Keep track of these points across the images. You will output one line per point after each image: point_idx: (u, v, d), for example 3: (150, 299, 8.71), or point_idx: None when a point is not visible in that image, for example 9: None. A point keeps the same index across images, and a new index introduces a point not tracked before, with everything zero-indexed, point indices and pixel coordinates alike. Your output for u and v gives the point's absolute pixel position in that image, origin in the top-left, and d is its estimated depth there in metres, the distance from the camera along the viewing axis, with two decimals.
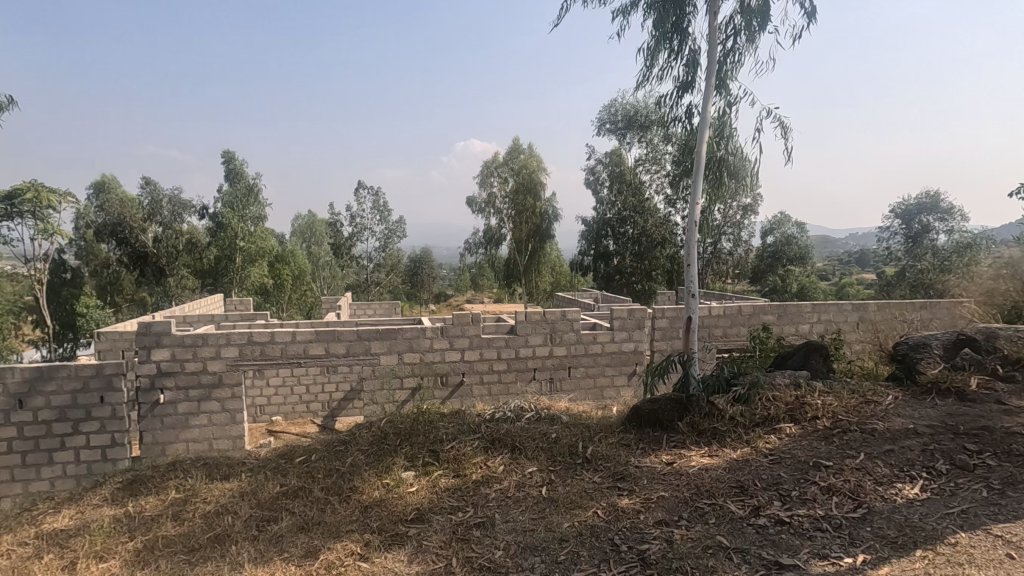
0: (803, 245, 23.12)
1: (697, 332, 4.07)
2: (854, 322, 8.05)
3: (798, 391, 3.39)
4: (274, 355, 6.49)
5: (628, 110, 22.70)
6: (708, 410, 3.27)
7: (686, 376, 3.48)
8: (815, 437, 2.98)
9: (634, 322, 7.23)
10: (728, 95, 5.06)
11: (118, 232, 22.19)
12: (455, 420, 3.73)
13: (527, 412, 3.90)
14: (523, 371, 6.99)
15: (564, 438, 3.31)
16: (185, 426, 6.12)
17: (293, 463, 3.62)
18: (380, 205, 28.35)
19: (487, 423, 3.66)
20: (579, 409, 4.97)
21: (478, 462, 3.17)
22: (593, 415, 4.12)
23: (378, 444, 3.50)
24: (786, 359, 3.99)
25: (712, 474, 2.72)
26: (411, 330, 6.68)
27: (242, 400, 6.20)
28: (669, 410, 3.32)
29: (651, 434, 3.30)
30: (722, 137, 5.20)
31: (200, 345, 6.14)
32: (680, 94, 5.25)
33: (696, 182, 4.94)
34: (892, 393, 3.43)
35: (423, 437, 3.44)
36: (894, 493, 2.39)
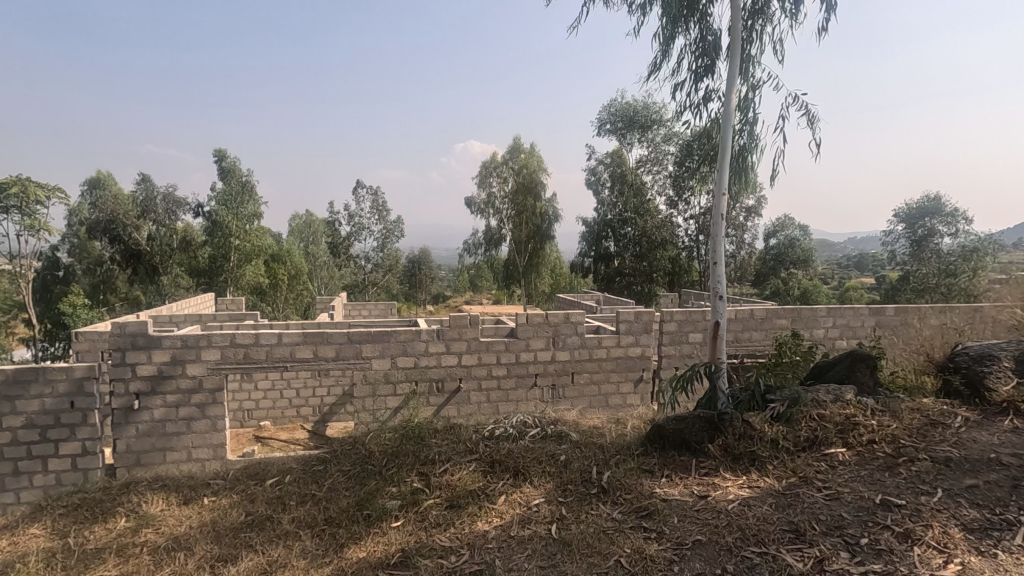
0: (807, 247, 22.57)
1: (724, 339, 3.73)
2: (871, 327, 7.69)
3: (846, 408, 3.10)
4: (258, 359, 6.00)
5: (629, 111, 22.38)
6: (743, 431, 2.98)
7: (714, 392, 3.42)
8: (875, 472, 2.62)
9: (641, 326, 6.84)
10: (750, 80, 4.58)
11: (110, 229, 21.75)
12: (450, 439, 3.37)
13: (529, 429, 3.53)
14: (524, 377, 6.60)
15: (575, 462, 2.97)
16: (161, 435, 5.72)
17: (267, 487, 3.26)
18: (379, 204, 28.04)
19: (487, 441, 3.31)
20: (587, 421, 4.57)
21: (477, 487, 2.79)
22: (604, 432, 3.73)
23: (363, 466, 3.16)
24: (828, 369, 3.73)
25: (757, 515, 2.36)
26: (406, 333, 6.26)
27: (224, 407, 5.82)
28: (697, 429, 3.06)
29: (678, 458, 3.00)
30: (744, 126, 4.70)
31: (182, 348, 5.75)
32: (696, 81, 4.75)
33: (720, 175, 4.40)
34: (960, 414, 3.10)
35: (412, 457, 3.08)
36: (990, 546, 2.02)
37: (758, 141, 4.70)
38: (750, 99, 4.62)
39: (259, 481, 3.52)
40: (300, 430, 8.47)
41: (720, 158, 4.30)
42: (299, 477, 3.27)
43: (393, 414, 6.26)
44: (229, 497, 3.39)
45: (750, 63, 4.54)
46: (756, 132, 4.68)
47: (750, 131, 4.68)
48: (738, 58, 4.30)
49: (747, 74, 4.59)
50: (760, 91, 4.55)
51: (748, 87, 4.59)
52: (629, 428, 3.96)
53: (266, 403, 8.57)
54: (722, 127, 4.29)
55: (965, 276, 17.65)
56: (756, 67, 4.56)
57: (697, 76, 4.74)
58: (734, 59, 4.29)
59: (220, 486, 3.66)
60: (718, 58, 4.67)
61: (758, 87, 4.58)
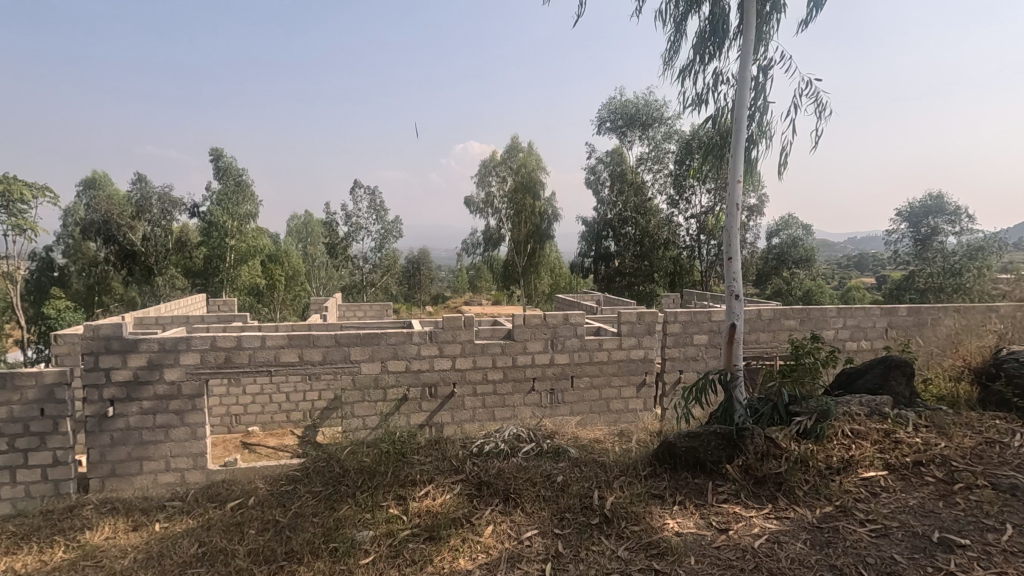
0: (809, 247, 22.20)
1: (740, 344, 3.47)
2: (883, 327, 7.39)
3: (885, 426, 2.91)
4: (240, 363, 5.67)
5: (629, 108, 22.10)
6: (764, 450, 2.72)
7: (730, 402, 3.18)
8: (926, 502, 2.38)
9: (644, 327, 6.56)
10: (760, 61, 4.20)
11: (105, 230, 21.33)
12: (436, 456, 3.11)
13: (521, 443, 3.27)
14: (521, 381, 6.31)
15: (573, 484, 2.71)
16: (137, 443, 5.43)
17: (225, 511, 3.07)
18: (376, 204, 27.73)
19: (476, 459, 3.05)
20: (587, 434, 4.27)
21: (461, 517, 2.53)
22: (606, 446, 3.45)
23: (336, 486, 2.92)
24: (856, 379, 3.55)
25: (790, 556, 2.11)
26: (396, 335, 5.94)
27: (205, 414, 5.54)
28: (713, 448, 2.77)
29: (691, 480, 2.74)
30: (753, 112, 4.30)
31: (159, 352, 5.44)
32: (702, 61, 4.36)
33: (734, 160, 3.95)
34: (1016, 431, 2.92)
35: (391, 478, 2.84)
36: None
37: (768, 130, 4.31)
38: (761, 82, 4.23)
39: (224, 503, 3.31)
40: (290, 435, 8.18)
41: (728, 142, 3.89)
42: (263, 499, 3.04)
43: (383, 422, 5.93)
44: (188, 521, 3.29)
45: (762, 43, 4.16)
46: (766, 119, 4.28)
47: (760, 117, 4.28)
48: (750, 34, 3.90)
49: (758, 54, 4.21)
50: (771, 75, 4.16)
51: (760, 69, 4.20)
52: (636, 442, 3.65)
53: (255, 408, 8.32)
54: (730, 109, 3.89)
55: (970, 276, 17.33)
56: (767, 49, 4.18)
57: (704, 55, 4.35)
58: (746, 33, 3.90)
59: (182, 510, 3.47)
60: (728, 35, 4.27)
61: (770, 70, 4.19)
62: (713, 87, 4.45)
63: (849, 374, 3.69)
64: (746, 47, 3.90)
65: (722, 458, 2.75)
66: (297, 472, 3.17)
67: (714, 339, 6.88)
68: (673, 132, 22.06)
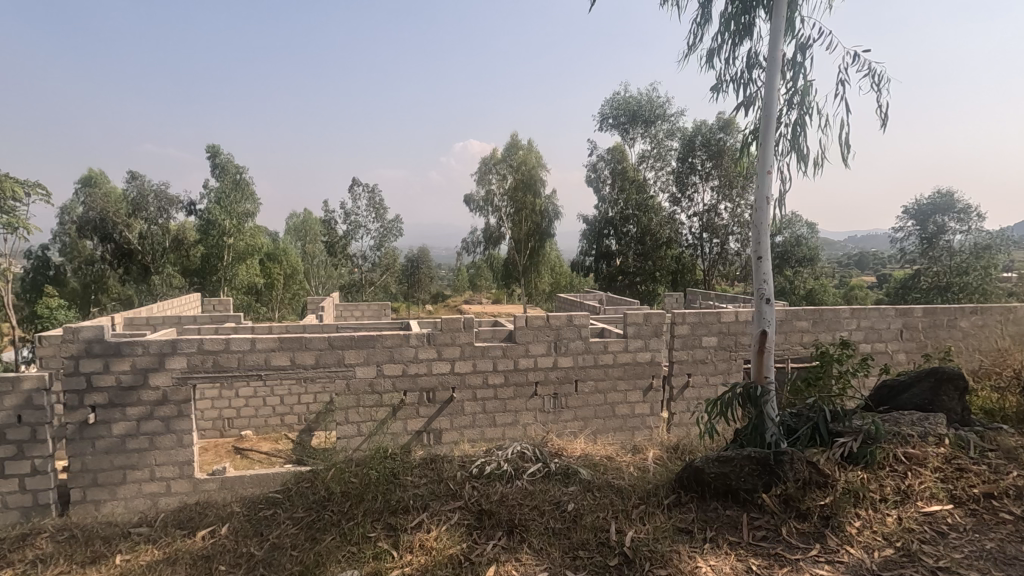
0: (813, 246, 21.90)
1: (772, 352, 3.27)
2: (898, 329, 7.13)
3: (944, 454, 2.87)
4: (229, 367, 5.39)
5: (632, 104, 21.84)
6: (804, 478, 2.66)
7: (762, 421, 3.09)
8: (1006, 545, 2.25)
9: (651, 329, 6.30)
10: (797, 39, 3.92)
11: (101, 228, 21.08)
12: (430, 478, 3.16)
13: (525, 463, 3.30)
14: (523, 385, 6.05)
15: (586, 517, 2.71)
16: (121, 452, 5.18)
17: (193, 541, 3.06)
18: (376, 202, 27.47)
19: (477, 484, 3.09)
20: (596, 451, 4.00)
21: (455, 555, 2.48)
22: (611, 467, 3.40)
23: (319, 512, 2.99)
24: (903, 392, 3.53)
25: None
26: (393, 337, 5.67)
27: (192, 420, 5.28)
28: (749, 477, 2.72)
29: (726, 512, 2.68)
30: (792, 94, 4.00)
31: (143, 356, 5.17)
32: (731, 44, 4.08)
33: (767, 145, 3.60)
34: None
35: (383, 504, 2.89)
36: None
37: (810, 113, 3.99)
38: (798, 61, 3.94)
39: (194, 528, 3.30)
40: (284, 439, 7.94)
41: (766, 125, 3.59)
42: (240, 523, 3.13)
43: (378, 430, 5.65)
44: (154, 553, 3.12)
45: (795, 19, 3.89)
46: (807, 100, 3.97)
47: (800, 98, 3.97)
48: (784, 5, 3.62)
49: (793, 32, 3.94)
50: (810, 53, 3.87)
51: (796, 47, 3.92)
52: (651, 466, 3.47)
53: (249, 411, 8.10)
54: (767, 90, 3.60)
55: (977, 275, 17.09)
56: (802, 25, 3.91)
57: (733, 37, 4.07)
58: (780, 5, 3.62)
59: (155, 533, 3.35)
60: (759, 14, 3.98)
61: (808, 49, 3.91)
62: (744, 71, 4.14)
63: (892, 387, 3.64)
64: (779, 21, 3.62)
65: (758, 487, 2.69)
66: (279, 495, 3.27)
67: (724, 341, 6.62)
68: (676, 129, 21.82)
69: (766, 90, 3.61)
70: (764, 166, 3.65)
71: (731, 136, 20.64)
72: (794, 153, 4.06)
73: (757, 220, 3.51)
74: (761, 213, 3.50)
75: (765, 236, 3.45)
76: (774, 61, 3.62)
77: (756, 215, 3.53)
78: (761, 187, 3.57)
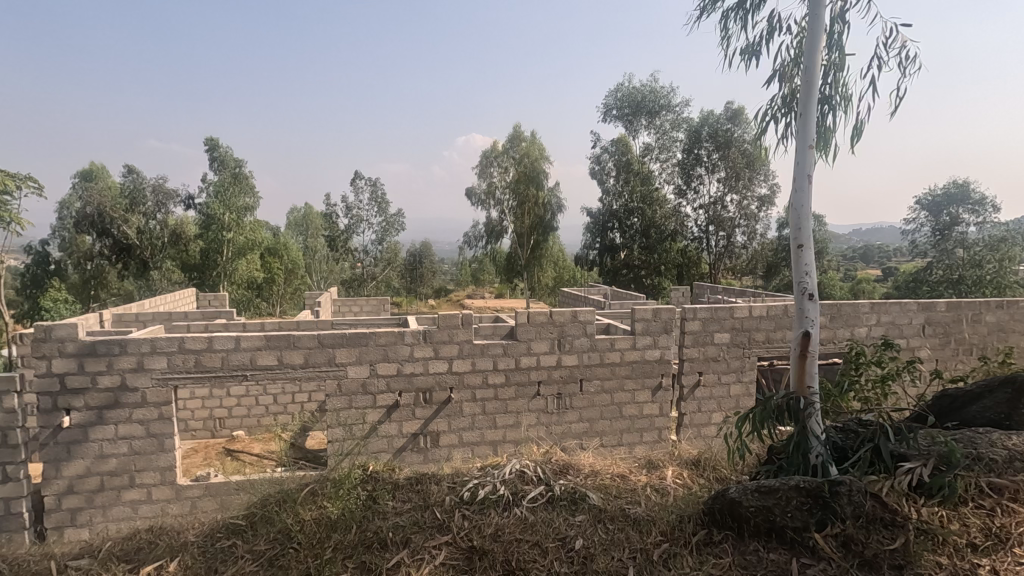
0: (821, 239, 21.46)
1: (815, 356, 3.01)
2: (920, 324, 6.78)
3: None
4: (212, 367, 5.07)
5: (636, 95, 21.39)
6: (860, 512, 2.44)
7: (806, 438, 2.93)
8: None
9: (660, 325, 5.97)
10: (835, 4, 3.54)
11: (98, 223, 20.74)
12: (415, 505, 3.04)
13: (525, 488, 3.14)
14: (525, 385, 5.72)
15: (600, 558, 2.57)
16: (97, 457, 4.88)
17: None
18: (377, 196, 27.14)
19: (468, 512, 2.93)
20: (604, 468, 3.70)
21: None
22: (616, 491, 3.22)
23: (282, 547, 2.74)
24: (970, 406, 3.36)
25: None
26: (386, 334, 5.35)
27: (172, 423, 4.98)
28: (799, 512, 2.49)
29: (773, 552, 2.46)
30: (826, 67, 3.63)
31: (119, 355, 4.86)
32: (758, 7, 3.66)
33: (809, 118, 3.20)
34: None
35: (358, 538, 2.71)
36: None
37: (844, 89, 3.63)
38: (835, 31, 3.57)
39: (142, 561, 2.92)
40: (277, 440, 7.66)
41: (808, 98, 3.20)
42: (195, 557, 2.84)
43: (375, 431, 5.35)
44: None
45: None
46: (843, 76, 3.61)
47: (835, 73, 3.61)
48: None
49: None
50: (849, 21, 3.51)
51: (834, 14, 3.54)
52: (667, 497, 3.19)
53: (241, 411, 7.84)
54: (809, 58, 3.22)
55: (992, 268, 16.67)
56: None
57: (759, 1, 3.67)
58: None
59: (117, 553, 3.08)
60: None
61: (846, 16, 3.54)
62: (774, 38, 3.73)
63: (955, 398, 3.48)
64: None
65: (809, 525, 2.45)
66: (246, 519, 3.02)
67: (737, 338, 6.27)
68: (681, 120, 21.40)
69: (808, 58, 3.23)
70: (803, 142, 3.26)
71: (739, 126, 20.21)
72: (825, 134, 3.70)
73: (796, 204, 3.15)
74: (800, 196, 3.15)
75: (807, 223, 3.09)
76: (815, 26, 3.24)
77: (796, 199, 3.16)
78: (800, 167, 3.19)
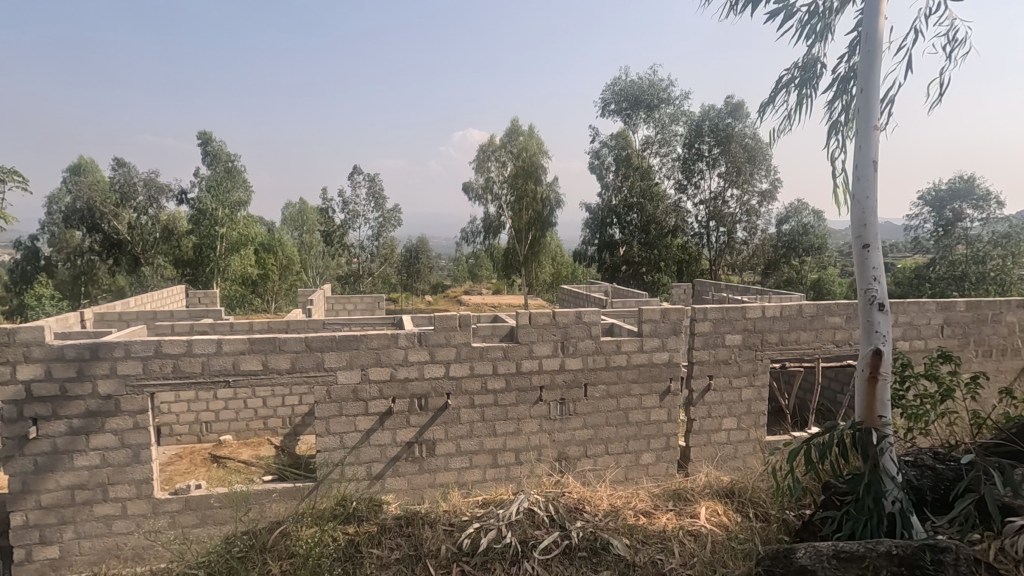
0: (821, 235, 21.13)
1: (887, 380, 3.18)
2: (939, 325, 6.48)
3: None
4: (191, 372, 4.70)
5: (634, 89, 21.01)
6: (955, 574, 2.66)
7: (879, 483, 3.10)
8: None
9: (669, 327, 5.65)
10: None
11: (88, 218, 20.29)
12: (403, 553, 4.02)
13: (536, 535, 3.97)
14: (526, 391, 5.40)
15: None
16: (67, 470, 4.54)
17: None
18: (375, 191, 26.78)
19: (468, 567, 3.79)
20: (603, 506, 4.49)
21: None
22: (651, 540, 3.96)
23: None
24: None
25: None
26: (378, 337, 5.02)
27: (148, 433, 4.65)
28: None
29: None
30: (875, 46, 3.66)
31: (91, 360, 4.51)
32: None
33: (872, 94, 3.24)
34: None
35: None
36: None
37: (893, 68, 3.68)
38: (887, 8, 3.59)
39: None
40: (266, 445, 7.33)
41: (869, 74, 3.27)
42: None
43: (378, 441, 5.11)
44: None
45: None
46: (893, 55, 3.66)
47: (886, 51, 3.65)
48: None
49: None
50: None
51: None
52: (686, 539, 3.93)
53: (228, 415, 7.52)
54: (871, 34, 3.26)
55: (995, 265, 16.35)
56: None
57: None
58: None
59: None
60: None
61: None
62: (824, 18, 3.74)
63: None
64: None
65: None
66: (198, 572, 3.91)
67: (749, 340, 5.96)
68: (681, 113, 21.07)
69: (868, 33, 3.26)
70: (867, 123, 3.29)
71: (739, 120, 19.91)
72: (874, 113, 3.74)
73: (859, 193, 3.26)
74: (865, 184, 3.25)
75: (873, 223, 3.23)
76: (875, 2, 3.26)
77: (859, 187, 3.26)
78: (864, 152, 3.27)
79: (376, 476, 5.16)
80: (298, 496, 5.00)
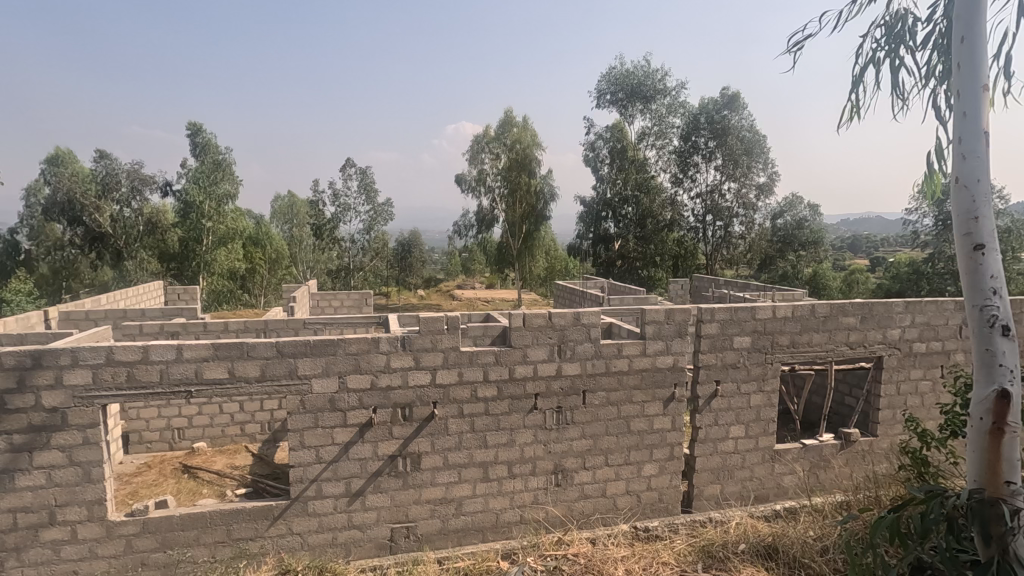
0: (818, 228, 20.67)
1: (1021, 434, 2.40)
2: (957, 325, 6.09)
3: None
4: (148, 381, 4.24)
5: (631, 79, 20.50)
6: None
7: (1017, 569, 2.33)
8: None
9: (674, 329, 5.24)
10: None
11: (69, 211, 19.57)
12: None
13: None
14: (520, 399, 4.98)
15: None
16: (7, 491, 4.08)
17: None
18: (366, 183, 26.16)
19: None
20: None
21: None
22: None
23: None
24: None
25: None
26: (357, 342, 4.57)
27: (102, 449, 4.19)
28: None
29: None
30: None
31: (33, 369, 4.04)
32: None
33: (983, 47, 2.57)
34: None
35: None
36: None
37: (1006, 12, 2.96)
38: None
39: None
40: (242, 453, 6.87)
41: (977, 19, 2.58)
42: None
43: (357, 455, 4.68)
44: None
45: None
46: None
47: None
48: None
49: None
50: None
51: None
52: None
53: (202, 420, 7.05)
54: None
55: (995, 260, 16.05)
56: None
57: None
58: None
59: None
60: None
61: None
62: None
63: None
64: None
65: None
66: None
67: (759, 343, 5.56)
68: (678, 104, 20.64)
69: None
70: (976, 82, 2.61)
71: (737, 112, 19.44)
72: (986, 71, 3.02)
73: (968, 176, 2.58)
74: (975, 164, 2.58)
75: (985, 219, 2.53)
76: None
77: (966, 168, 2.60)
78: (969, 124, 2.60)
79: (355, 493, 4.72)
80: (270, 516, 4.57)
